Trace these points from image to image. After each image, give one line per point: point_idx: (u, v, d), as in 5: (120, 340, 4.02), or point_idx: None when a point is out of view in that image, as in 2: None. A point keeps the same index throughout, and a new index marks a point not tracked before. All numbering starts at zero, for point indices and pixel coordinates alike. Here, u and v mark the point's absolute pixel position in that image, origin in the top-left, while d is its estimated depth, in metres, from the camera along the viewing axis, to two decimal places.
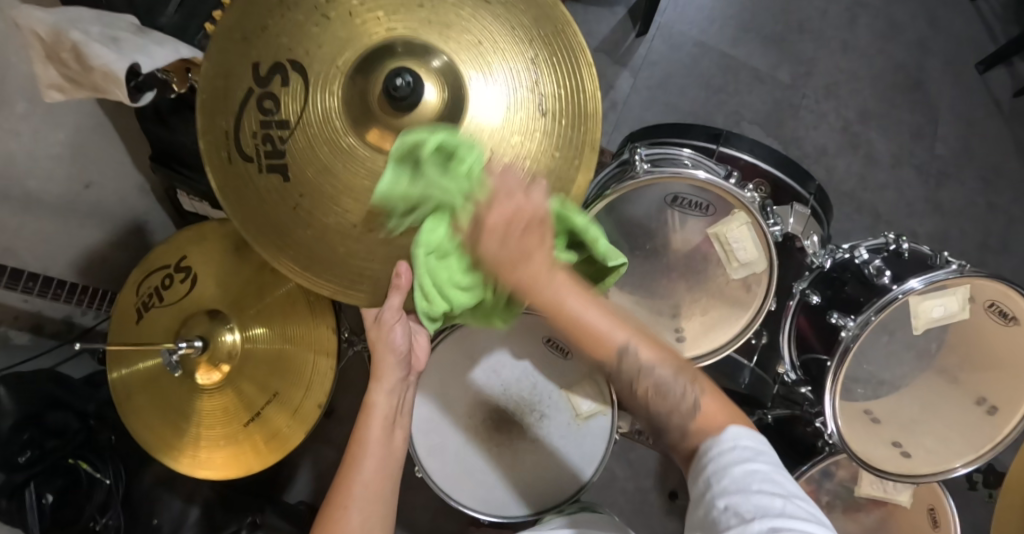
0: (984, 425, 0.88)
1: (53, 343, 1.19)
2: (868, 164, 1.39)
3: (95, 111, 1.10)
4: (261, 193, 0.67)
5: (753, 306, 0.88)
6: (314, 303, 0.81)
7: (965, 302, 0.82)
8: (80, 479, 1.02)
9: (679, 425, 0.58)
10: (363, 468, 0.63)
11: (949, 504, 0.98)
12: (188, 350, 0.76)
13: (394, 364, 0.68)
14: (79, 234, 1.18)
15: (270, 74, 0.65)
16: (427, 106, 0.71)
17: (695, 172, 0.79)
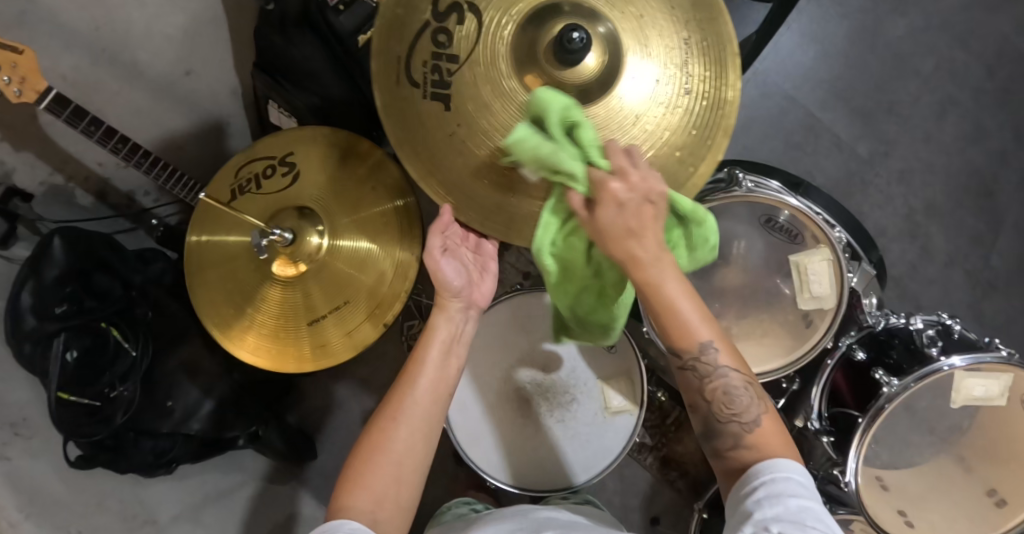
0: (990, 518, 0.90)
1: (111, 213, 1.22)
2: (922, 257, 1.43)
3: (215, 4, 1.13)
4: (423, 117, 0.72)
5: (810, 341, 0.90)
6: (403, 232, 0.85)
7: (1007, 390, 0.85)
8: (107, 345, 1.03)
9: (733, 434, 0.59)
10: (418, 386, 0.66)
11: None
12: (277, 239, 0.80)
13: (453, 297, 0.73)
14: (166, 116, 1.20)
15: (449, 8, 0.70)
16: (586, 67, 0.72)
17: (790, 199, 0.86)
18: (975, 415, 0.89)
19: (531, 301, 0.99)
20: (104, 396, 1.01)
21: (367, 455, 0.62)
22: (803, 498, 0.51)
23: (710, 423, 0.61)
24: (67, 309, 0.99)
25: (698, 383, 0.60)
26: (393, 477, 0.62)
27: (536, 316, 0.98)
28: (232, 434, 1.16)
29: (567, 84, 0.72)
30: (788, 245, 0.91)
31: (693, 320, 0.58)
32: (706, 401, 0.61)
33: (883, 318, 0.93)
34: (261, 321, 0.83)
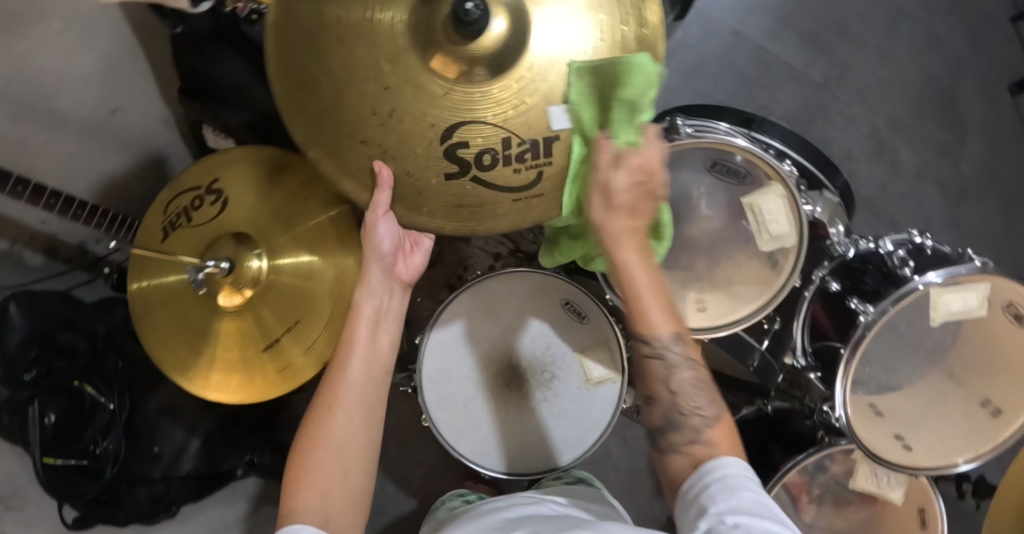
0: (987, 427, 0.90)
1: (64, 268, 1.19)
2: (891, 174, 1.41)
3: (129, 36, 1.08)
4: (568, 157, 0.70)
5: (778, 283, 0.88)
6: (343, 238, 0.84)
7: (984, 300, 0.83)
8: (83, 401, 1.01)
9: (692, 427, 0.60)
10: (350, 369, 0.70)
11: (938, 507, 1.02)
12: (213, 271, 0.76)
13: (375, 266, 0.78)
14: (101, 159, 1.16)
15: (447, 154, 0.68)
16: (489, 34, 0.65)
17: (737, 140, 0.82)
18: (961, 328, 0.88)
19: (491, 285, 0.96)
20: (91, 453, 1.00)
21: (307, 454, 0.65)
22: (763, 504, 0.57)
23: (670, 414, 0.61)
24: (37, 375, 0.95)
25: (662, 372, 0.62)
26: (338, 467, 0.65)
27: (502, 299, 0.96)
28: (229, 466, 1.16)
29: (479, 53, 0.66)
30: (739, 187, 0.89)
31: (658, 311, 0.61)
32: (670, 393, 0.62)
33: (852, 245, 0.90)
34: (219, 354, 0.82)
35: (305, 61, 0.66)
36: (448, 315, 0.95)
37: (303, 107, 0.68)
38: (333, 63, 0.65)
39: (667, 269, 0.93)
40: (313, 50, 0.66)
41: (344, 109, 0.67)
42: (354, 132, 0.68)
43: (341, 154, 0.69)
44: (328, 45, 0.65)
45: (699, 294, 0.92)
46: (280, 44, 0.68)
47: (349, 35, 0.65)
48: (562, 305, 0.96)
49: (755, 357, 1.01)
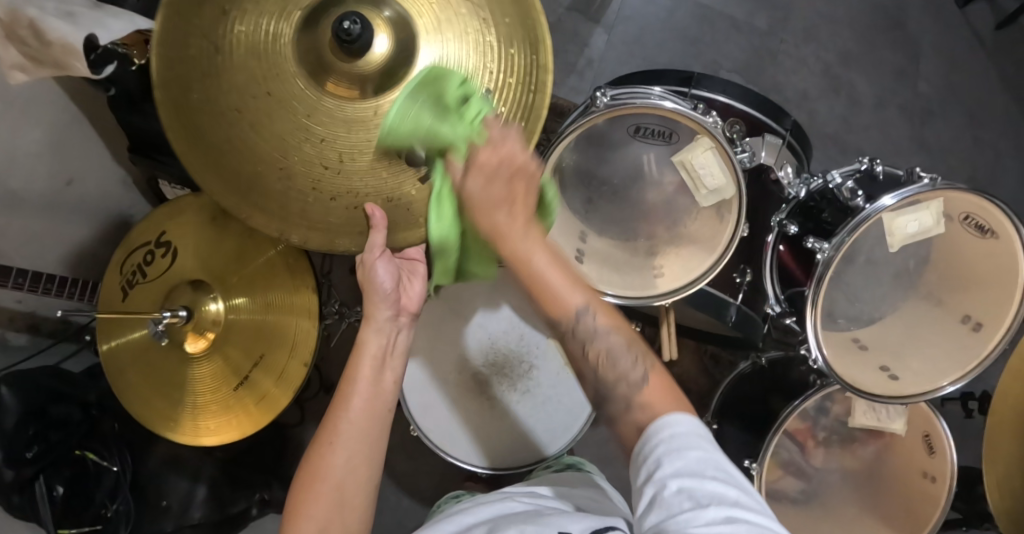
0: (972, 342, 0.89)
1: (50, 342, 1.21)
2: (851, 107, 1.40)
3: (70, 105, 1.09)
4: (508, 102, 0.75)
5: (726, 236, 0.88)
6: (294, 268, 0.90)
7: (941, 215, 0.82)
8: (87, 469, 1.03)
9: (624, 394, 0.58)
10: (352, 406, 0.64)
11: (942, 428, 1.00)
12: (173, 319, 0.84)
13: (381, 301, 0.71)
14: (67, 231, 1.18)
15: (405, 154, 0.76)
16: (376, 55, 0.77)
17: (662, 101, 0.82)
18: (925, 252, 0.88)
19: (456, 289, 0.99)
20: (102, 517, 1.02)
21: (304, 488, 0.61)
22: (701, 453, 0.51)
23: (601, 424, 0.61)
24: (38, 449, 0.95)
25: (579, 349, 0.63)
26: (336, 505, 0.61)
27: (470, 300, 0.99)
28: (239, 507, 1.17)
29: (367, 75, 0.77)
30: (668, 148, 0.88)
31: (560, 286, 0.63)
32: (591, 363, 0.63)
33: (803, 185, 0.90)
34: (200, 400, 0.88)
35: (241, 168, 0.72)
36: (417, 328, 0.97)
37: (258, 203, 0.74)
38: (263, 147, 0.73)
39: (619, 240, 0.93)
40: (241, 154, 0.72)
41: (298, 181, 0.74)
42: (320, 190, 0.75)
43: (311, 208, 0.76)
44: (250, 137, 0.72)
45: (655, 263, 0.92)
46: (184, 133, 0.68)
47: (260, 113, 0.72)
48: (528, 293, 0.99)
49: (731, 311, 0.99)
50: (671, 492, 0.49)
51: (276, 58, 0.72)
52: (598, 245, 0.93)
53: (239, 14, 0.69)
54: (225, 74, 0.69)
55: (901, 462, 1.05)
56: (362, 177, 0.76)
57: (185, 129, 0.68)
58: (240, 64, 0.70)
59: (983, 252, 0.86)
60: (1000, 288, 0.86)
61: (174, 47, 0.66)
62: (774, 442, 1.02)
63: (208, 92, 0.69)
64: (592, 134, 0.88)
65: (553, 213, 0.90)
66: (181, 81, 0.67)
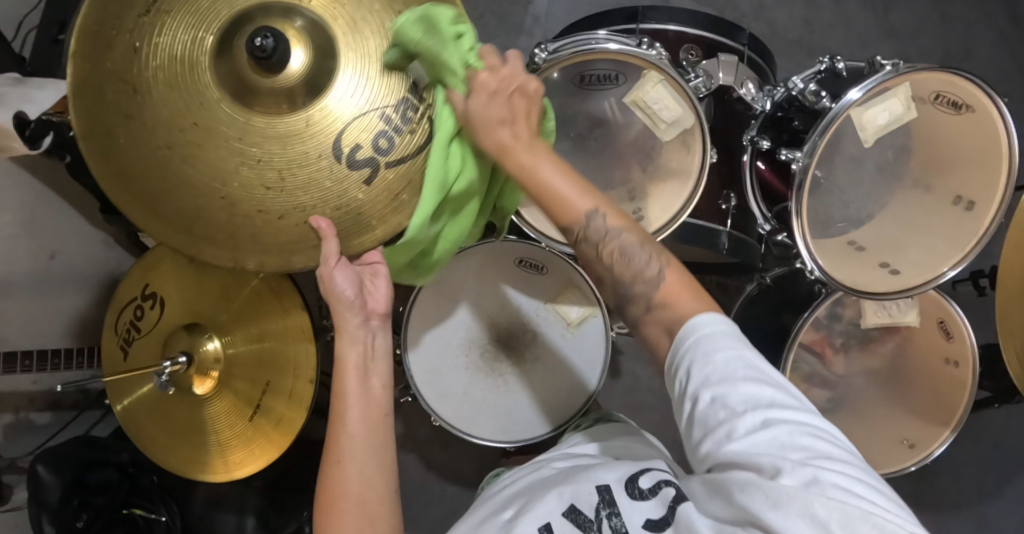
0: (966, 222, 0.88)
1: (74, 413, 1.23)
2: (810, 8, 1.36)
3: (32, 181, 1.09)
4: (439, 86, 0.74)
5: (694, 168, 0.89)
6: (279, 290, 0.93)
7: (910, 100, 0.81)
8: (138, 524, 1.06)
9: (645, 296, 0.62)
10: (348, 421, 0.66)
11: (956, 312, 1.02)
12: (176, 367, 0.87)
13: (347, 310, 0.71)
14: (63, 303, 1.18)
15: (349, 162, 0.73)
16: (298, 64, 0.72)
17: (607, 45, 0.80)
18: (904, 141, 0.87)
19: (445, 276, 0.98)
20: None
21: (328, 506, 0.64)
22: (731, 351, 0.52)
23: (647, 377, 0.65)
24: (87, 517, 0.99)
25: (591, 252, 0.65)
26: (363, 517, 0.64)
27: (459, 283, 0.99)
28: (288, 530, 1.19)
29: (292, 85, 0.73)
30: (621, 89, 0.87)
31: (568, 192, 0.65)
32: (608, 266, 0.65)
33: (768, 97, 0.88)
34: (222, 437, 0.91)
35: (180, 201, 0.71)
36: (415, 320, 0.96)
37: (209, 234, 0.73)
38: (197, 177, 0.70)
39: (598, 192, 0.91)
40: (176, 188, 0.70)
41: (243, 206, 0.72)
42: (266, 209, 0.73)
43: (264, 230, 0.74)
44: (183, 170, 0.70)
45: (636, 205, 0.90)
46: (123, 177, 0.70)
47: (188, 144, 0.70)
48: (519, 263, 0.99)
49: (724, 239, 0.98)
50: (707, 403, 0.51)
51: (192, 83, 0.69)
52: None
53: (149, 48, 0.67)
54: (148, 111, 0.68)
55: (924, 353, 1.06)
56: (307, 191, 0.73)
57: (123, 172, 0.69)
58: (161, 96, 0.68)
59: (961, 126, 0.85)
60: (987, 159, 0.86)
61: (87, 96, 0.66)
62: (791, 359, 1.01)
63: (134, 134, 0.68)
64: (545, 90, 0.87)
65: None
66: (107, 128, 0.68)
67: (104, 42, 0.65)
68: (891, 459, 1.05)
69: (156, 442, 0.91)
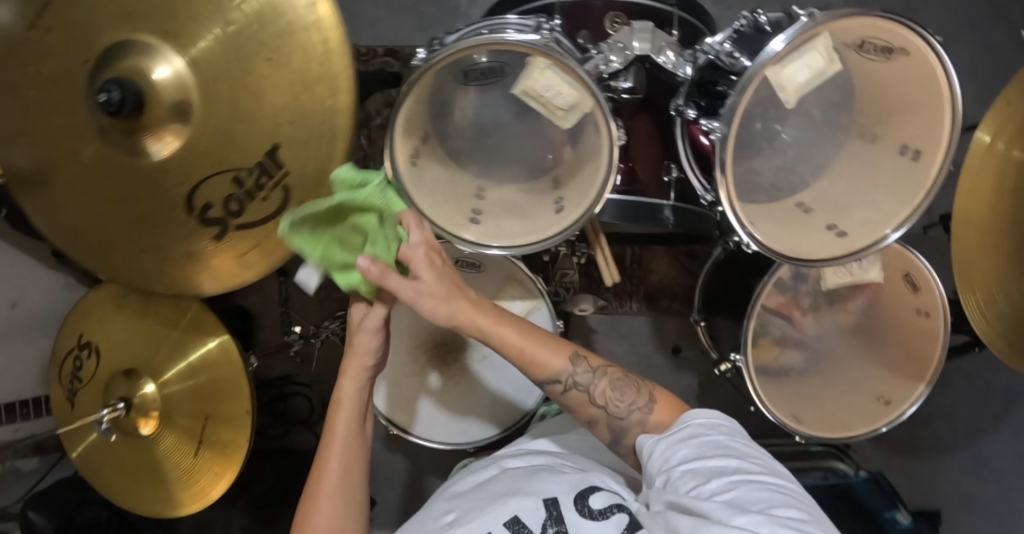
0: (913, 172, 0.88)
1: None
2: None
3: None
4: (236, 136, 0.84)
5: (609, 166, 0.78)
6: (206, 325, 0.91)
7: (833, 52, 0.78)
8: None
9: (641, 418, 0.77)
10: (330, 469, 0.84)
11: (916, 261, 1.12)
12: (113, 413, 0.91)
13: (356, 368, 0.86)
14: (26, 349, 1.29)
15: (197, 210, 0.89)
16: (158, 87, 0.85)
17: (502, 34, 0.73)
18: (845, 82, 0.89)
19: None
20: None
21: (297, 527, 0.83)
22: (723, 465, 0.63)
23: (611, 423, 0.78)
24: None
25: (583, 398, 0.78)
26: None
27: None
28: None
29: (183, 116, 0.86)
30: (506, 82, 0.84)
31: (546, 353, 0.78)
32: (601, 409, 0.78)
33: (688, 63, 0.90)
34: (179, 473, 0.94)
35: (147, 226, 0.93)
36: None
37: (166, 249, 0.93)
38: (162, 214, 0.90)
39: (524, 190, 0.90)
40: (145, 216, 0.92)
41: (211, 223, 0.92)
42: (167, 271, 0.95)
43: (217, 247, 0.92)
44: (114, 198, 0.92)
45: (558, 196, 0.86)
46: (35, 192, 0.95)
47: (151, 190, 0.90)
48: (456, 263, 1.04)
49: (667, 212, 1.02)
50: (693, 493, 0.62)
51: (82, 141, 0.90)
52: (500, 195, 0.89)
53: (116, 65, 0.85)
54: (129, 129, 0.88)
55: (895, 303, 1.18)
56: (242, 207, 0.89)
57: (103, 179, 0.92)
58: (113, 123, 0.88)
59: (901, 68, 0.84)
60: (931, 102, 0.84)
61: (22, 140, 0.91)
62: (752, 330, 1.14)
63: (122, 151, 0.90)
64: (458, 71, 0.82)
65: (434, 175, 0.86)
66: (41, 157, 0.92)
67: (83, 54, 0.85)
68: (868, 418, 1.18)
69: (129, 479, 0.98)
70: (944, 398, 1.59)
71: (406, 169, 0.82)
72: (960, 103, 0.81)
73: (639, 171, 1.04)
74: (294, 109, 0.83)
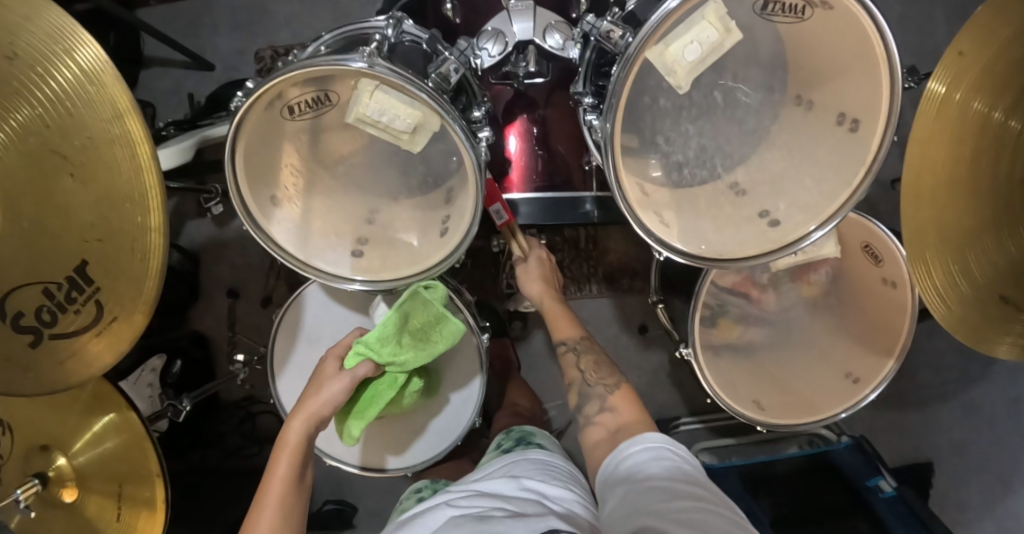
0: (853, 144, 0.78)
1: None
2: None
3: None
4: (45, 249, 0.64)
5: (477, 179, 0.73)
6: (104, 394, 0.88)
7: (727, 20, 0.69)
8: None
9: (600, 393, 0.89)
10: (264, 511, 0.70)
11: (878, 232, 1.02)
12: (29, 491, 0.88)
13: (314, 405, 0.80)
14: None
15: (15, 328, 0.67)
16: None
17: (324, 63, 0.64)
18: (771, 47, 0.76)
19: (295, 314, 0.98)
20: None
21: None
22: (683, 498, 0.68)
23: (582, 388, 0.92)
24: None
25: (572, 359, 0.97)
26: None
27: (309, 321, 0.99)
28: None
29: None
30: (340, 107, 0.72)
31: (567, 324, 1.02)
32: (577, 374, 0.95)
33: (575, 44, 0.83)
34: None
35: None
36: (275, 361, 0.99)
37: None
38: None
39: (412, 207, 0.81)
40: None
41: None
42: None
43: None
44: None
45: (447, 211, 0.80)
46: None
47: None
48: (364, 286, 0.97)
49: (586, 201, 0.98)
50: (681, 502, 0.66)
51: None
52: (392, 216, 0.82)
53: None
54: None
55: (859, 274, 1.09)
56: (29, 335, 0.67)
57: None
58: None
59: (823, 25, 0.72)
60: (862, 69, 0.74)
61: None
62: (698, 319, 1.07)
63: None
64: (276, 112, 0.71)
65: (311, 210, 0.81)
66: None
67: None
68: (838, 399, 1.09)
69: None
70: (929, 344, 1.55)
71: (275, 211, 0.79)
72: (897, 62, 0.70)
73: (561, 155, 1.02)
74: (104, 227, 0.65)
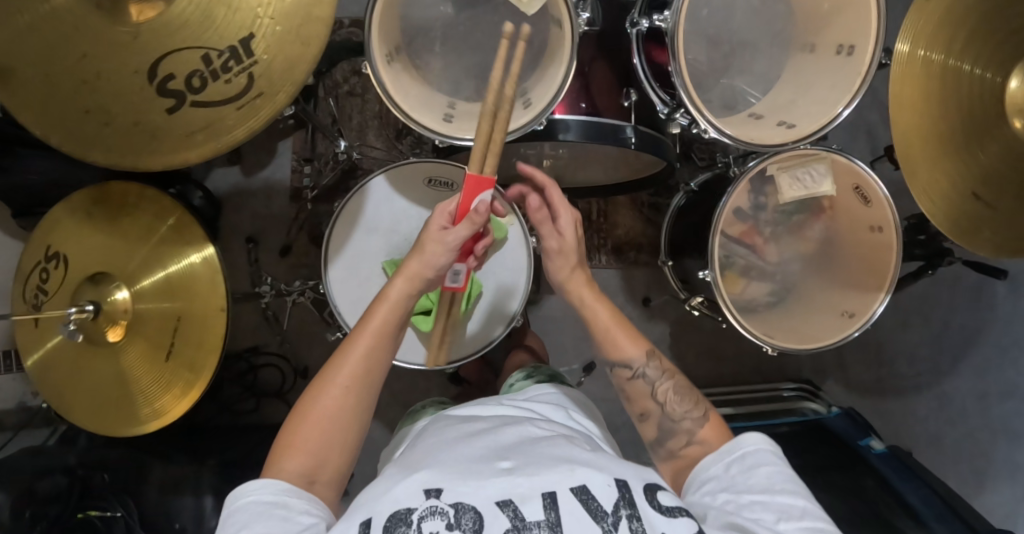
0: (845, 66, 0.96)
1: None
2: None
3: None
4: (225, 19, 0.79)
5: (569, 52, 0.90)
6: (183, 233, 1.00)
7: None
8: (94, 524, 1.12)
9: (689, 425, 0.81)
10: (344, 366, 0.76)
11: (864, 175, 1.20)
12: (81, 314, 0.95)
13: (418, 268, 0.82)
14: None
15: (163, 89, 0.81)
16: None
17: None
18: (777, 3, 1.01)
19: (356, 204, 1.07)
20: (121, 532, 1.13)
21: (297, 419, 0.74)
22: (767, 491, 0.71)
23: (663, 421, 0.83)
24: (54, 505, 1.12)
25: (647, 388, 0.85)
26: (319, 428, 0.73)
27: (370, 210, 1.08)
28: None
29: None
30: None
31: (620, 337, 0.87)
32: (657, 404, 0.84)
33: None
34: (141, 377, 0.99)
35: (85, 70, 0.79)
36: (333, 244, 1.07)
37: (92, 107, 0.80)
38: (111, 75, 0.80)
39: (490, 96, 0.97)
40: (89, 62, 0.79)
41: (130, 92, 0.80)
42: (81, 131, 0.81)
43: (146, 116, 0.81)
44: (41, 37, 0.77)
45: (526, 95, 0.95)
46: None
47: (91, 39, 0.79)
48: (427, 184, 1.09)
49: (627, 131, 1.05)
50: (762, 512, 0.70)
51: None
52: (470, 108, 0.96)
53: None
54: None
55: (850, 222, 1.25)
56: (173, 100, 0.81)
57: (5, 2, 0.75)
58: None
59: None
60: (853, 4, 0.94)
61: None
62: (715, 250, 1.18)
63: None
64: None
65: (404, 85, 0.92)
66: None
67: None
68: (835, 330, 1.23)
69: (83, 391, 1.01)
70: (905, 337, 1.68)
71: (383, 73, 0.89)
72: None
73: (599, 102, 1.08)
74: (279, 9, 0.79)
